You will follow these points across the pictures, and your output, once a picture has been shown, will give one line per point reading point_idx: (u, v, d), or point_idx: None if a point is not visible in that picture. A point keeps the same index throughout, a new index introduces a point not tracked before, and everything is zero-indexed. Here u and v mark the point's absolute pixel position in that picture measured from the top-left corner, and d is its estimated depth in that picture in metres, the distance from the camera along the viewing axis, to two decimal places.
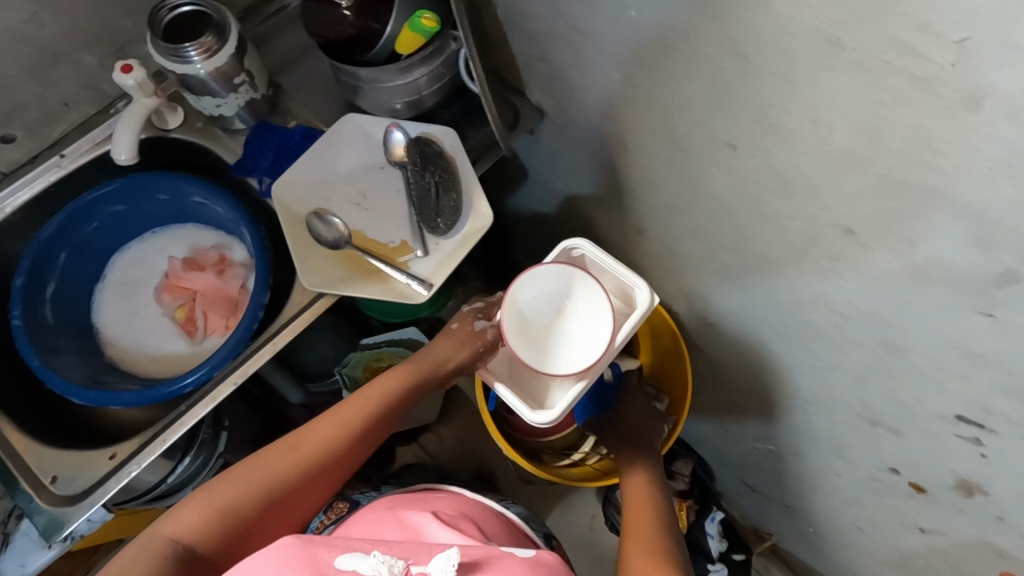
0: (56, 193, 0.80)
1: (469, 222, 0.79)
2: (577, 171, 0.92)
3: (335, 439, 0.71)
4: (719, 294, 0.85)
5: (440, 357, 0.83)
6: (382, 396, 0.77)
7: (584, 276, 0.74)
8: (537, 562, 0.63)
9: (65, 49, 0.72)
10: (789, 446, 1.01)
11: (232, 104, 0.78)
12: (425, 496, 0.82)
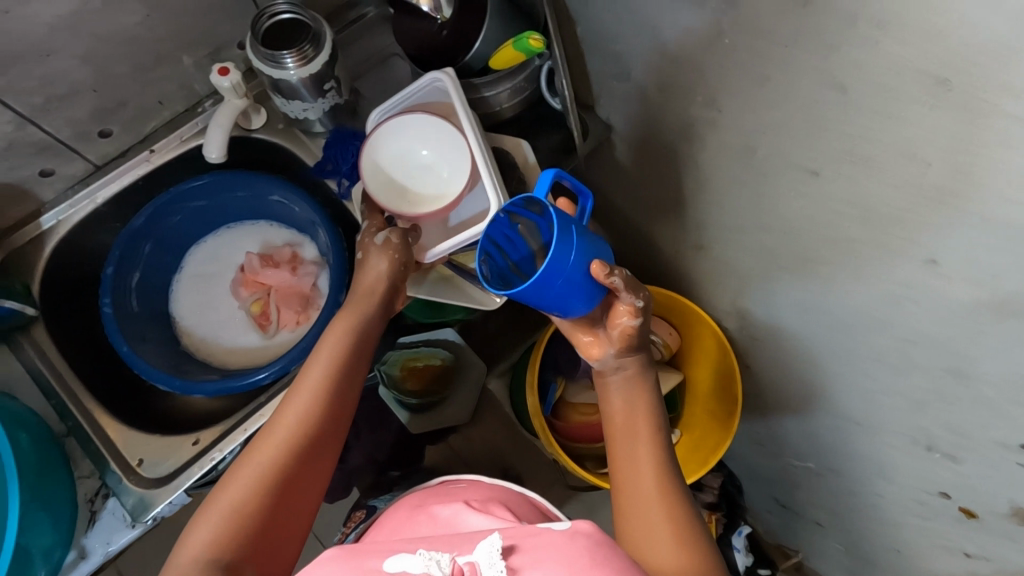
0: (143, 186, 0.83)
1: None
2: (639, 185, 0.94)
3: (306, 408, 0.60)
4: (776, 313, 0.87)
5: (376, 280, 0.69)
6: (338, 346, 0.65)
7: (426, 114, 0.73)
8: (576, 534, 0.51)
9: (168, 51, 0.75)
10: (831, 465, 1.02)
11: (316, 109, 0.81)
12: (450, 487, 0.76)
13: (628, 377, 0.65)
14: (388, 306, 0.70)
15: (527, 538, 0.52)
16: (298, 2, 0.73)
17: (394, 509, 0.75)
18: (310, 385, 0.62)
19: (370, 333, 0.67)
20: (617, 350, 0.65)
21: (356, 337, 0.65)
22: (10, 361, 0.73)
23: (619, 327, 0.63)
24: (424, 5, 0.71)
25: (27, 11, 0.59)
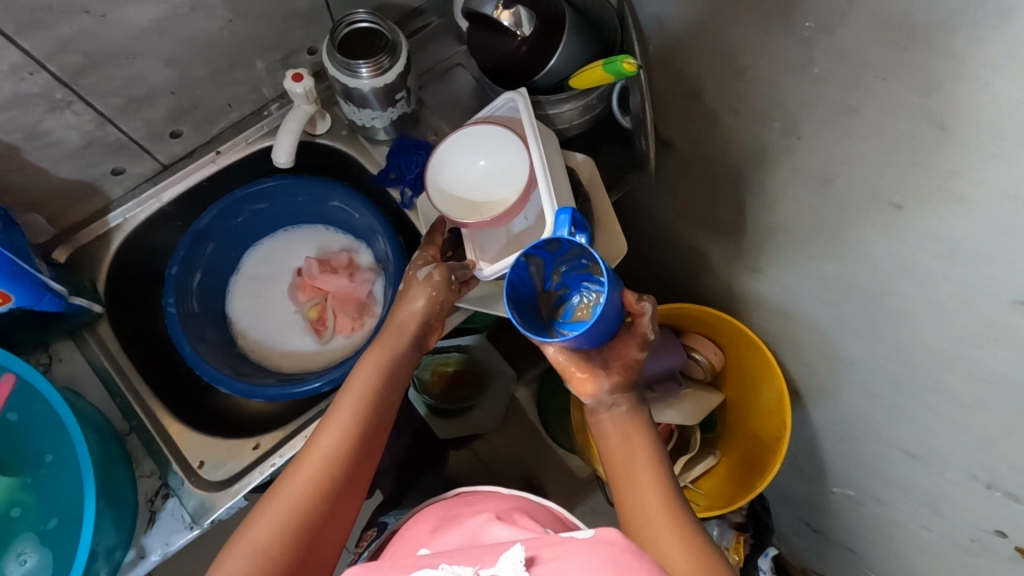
0: (208, 187, 0.83)
1: (604, 251, 0.80)
2: (695, 205, 0.93)
3: (338, 440, 0.63)
4: (828, 341, 0.86)
5: (409, 320, 0.70)
6: (371, 378, 0.67)
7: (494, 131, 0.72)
8: (600, 543, 0.54)
9: (244, 55, 0.75)
10: (873, 494, 1.01)
11: (384, 118, 0.81)
12: (473, 494, 0.74)
13: (624, 414, 0.68)
14: (422, 336, 0.71)
15: (549, 547, 0.54)
16: (377, 12, 0.73)
17: (420, 515, 0.73)
18: (341, 420, 0.64)
19: (402, 364, 0.69)
20: (611, 385, 0.67)
21: (388, 370, 0.68)
22: (75, 357, 0.74)
23: (624, 357, 0.67)
24: (505, 19, 0.70)
25: (125, 14, 0.60)
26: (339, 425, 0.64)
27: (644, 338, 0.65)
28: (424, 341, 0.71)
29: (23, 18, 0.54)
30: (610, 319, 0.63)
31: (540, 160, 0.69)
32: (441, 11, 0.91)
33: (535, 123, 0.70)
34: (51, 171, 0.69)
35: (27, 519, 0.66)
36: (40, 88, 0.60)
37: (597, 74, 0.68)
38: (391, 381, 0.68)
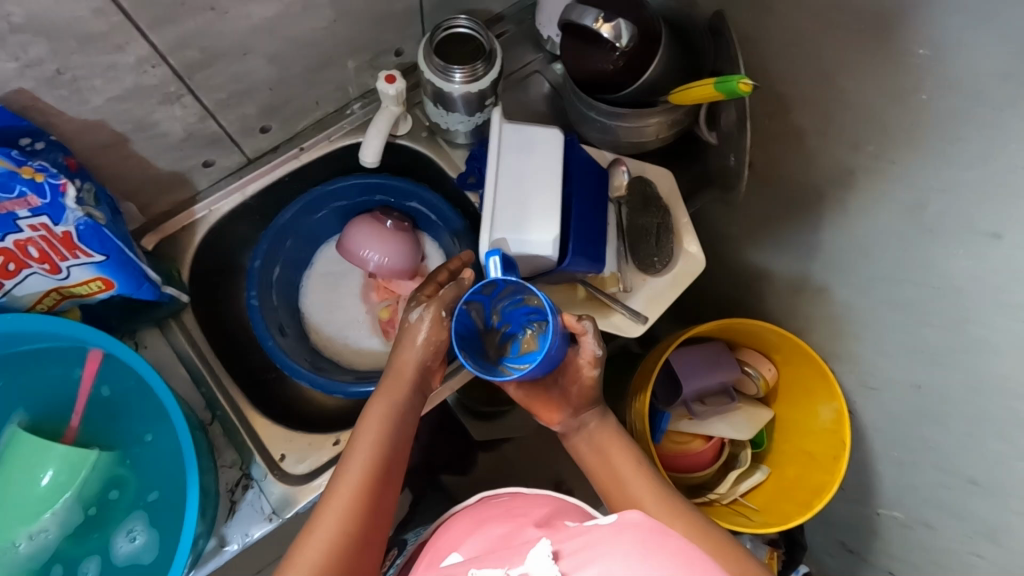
0: (287, 182, 0.84)
1: (681, 264, 0.80)
2: (764, 222, 0.94)
3: (349, 496, 0.57)
4: (889, 364, 0.86)
5: (411, 369, 0.65)
6: (380, 432, 0.62)
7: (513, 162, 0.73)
8: (627, 525, 0.44)
9: (339, 55, 0.76)
10: (918, 526, 0.99)
11: (469, 124, 0.82)
12: (495, 499, 0.66)
13: (593, 433, 0.68)
14: (424, 387, 0.67)
15: (574, 539, 0.46)
16: (478, 20, 0.75)
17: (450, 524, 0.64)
18: (352, 475, 0.58)
19: (408, 413, 0.64)
20: (575, 408, 0.67)
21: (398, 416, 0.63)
22: (160, 344, 0.75)
23: (581, 379, 0.66)
24: (605, 31, 0.71)
25: (246, 11, 0.60)
26: (354, 479, 0.58)
27: (592, 356, 0.64)
28: (426, 386, 0.67)
29: (159, 12, 0.54)
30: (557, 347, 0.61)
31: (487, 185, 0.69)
32: (520, 19, 0.92)
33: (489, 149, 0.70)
34: (150, 161, 0.70)
35: (129, 499, 0.67)
36: (157, 81, 0.61)
37: (706, 91, 0.64)
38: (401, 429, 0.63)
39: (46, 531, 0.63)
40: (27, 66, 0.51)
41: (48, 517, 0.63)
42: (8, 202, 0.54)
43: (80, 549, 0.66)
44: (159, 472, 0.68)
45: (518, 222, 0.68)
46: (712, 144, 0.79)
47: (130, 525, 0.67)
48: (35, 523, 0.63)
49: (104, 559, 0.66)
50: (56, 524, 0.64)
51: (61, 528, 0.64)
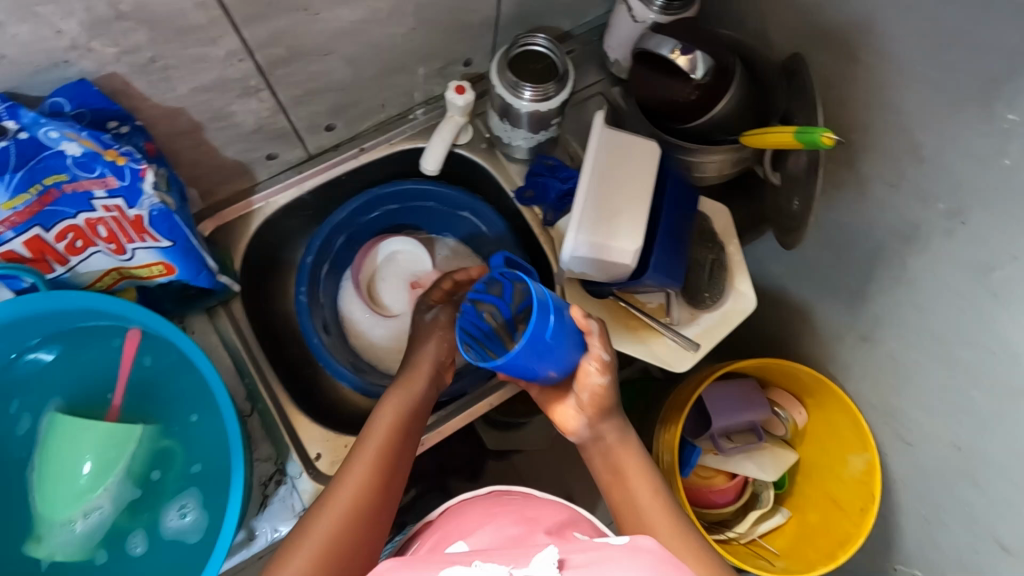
0: (344, 181, 0.85)
1: (731, 302, 0.79)
2: (816, 265, 0.93)
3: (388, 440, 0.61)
4: (925, 420, 0.85)
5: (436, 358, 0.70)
6: (391, 430, 0.62)
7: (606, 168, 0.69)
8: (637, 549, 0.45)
9: (412, 62, 0.76)
10: None
11: (532, 141, 0.82)
12: (507, 494, 0.63)
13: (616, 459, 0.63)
14: (435, 387, 0.69)
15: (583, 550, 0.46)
16: (555, 41, 0.75)
17: (462, 508, 0.61)
18: (358, 472, 0.57)
19: (419, 414, 0.66)
20: (589, 418, 0.63)
21: (409, 414, 0.64)
22: (208, 330, 0.75)
23: (590, 388, 0.61)
24: (681, 62, 0.70)
25: (334, 14, 0.61)
26: (362, 477, 0.57)
27: (601, 358, 0.60)
28: (440, 381, 0.70)
29: (255, 9, 0.55)
30: (556, 334, 0.55)
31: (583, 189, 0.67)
32: (586, 40, 0.93)
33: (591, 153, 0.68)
34: (218, 150, 0.70)
35: (174, 476, 0.68)
36: (240, 74, 0.61)
37: (785, 138, 0.64)
38: (411, 430, 0.63)
39: (99, 509, 0.63)
40: (124, 52, 0.51)
41: (100, 494, 0.63)
42: (88, 182, 0.55)
43: (130, 525, 0.66)
44: (201, 448, 0.68)
45: (605, 235, 0.66)
46: (775, 184, 0.78)
47: (179, 502, 0.67)
48: (89, 502, 0.62)
49: (154, 533, 0.66)
50: (110, 499, 0.63)
51: (115, 505, 0.64)
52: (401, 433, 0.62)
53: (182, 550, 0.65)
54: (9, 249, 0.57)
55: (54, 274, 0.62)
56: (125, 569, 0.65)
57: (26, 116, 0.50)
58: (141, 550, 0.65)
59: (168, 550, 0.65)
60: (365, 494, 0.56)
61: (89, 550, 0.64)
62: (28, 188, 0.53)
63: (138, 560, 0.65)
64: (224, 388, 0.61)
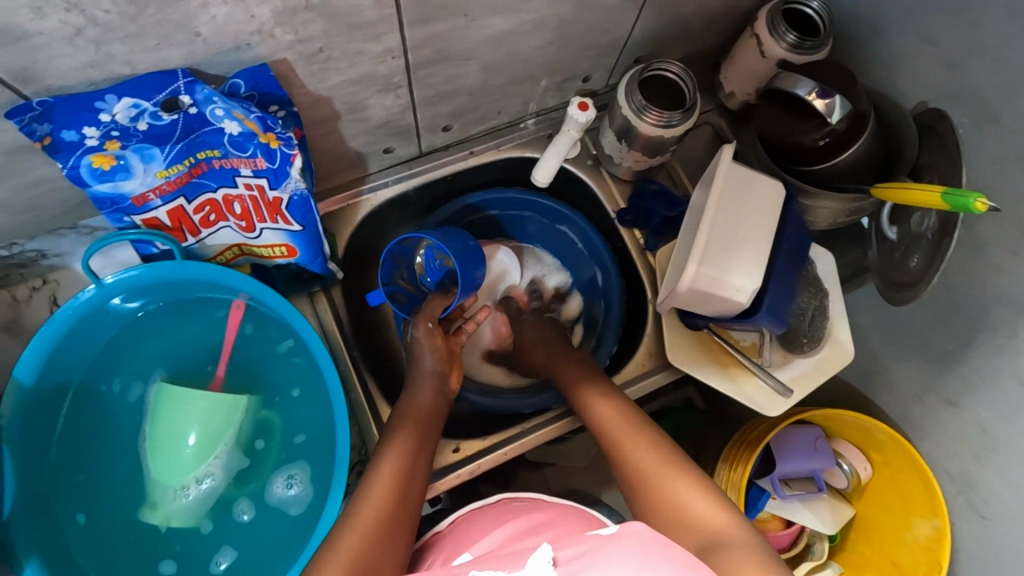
0: (448, 181, 0.85)
1: (828, 351, 0.78)
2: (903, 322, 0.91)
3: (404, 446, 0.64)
4: (1001, 499, 0.82)
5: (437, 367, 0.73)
6: (402, 455, 0.63)
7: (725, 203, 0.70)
8: (624, 537, 0.47)
9: (538, 73, 0.76)
10: None
11: (642, 164, 0.81)
12: (516, 500, 0.64)
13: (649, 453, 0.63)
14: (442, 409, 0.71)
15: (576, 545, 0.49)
16: (688, 69, 0.74)
17: (471, 517, 0.62)
18: (377, 490, 0.59)
19: (427, 436, 0.67)
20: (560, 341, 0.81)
21: (421, 422, 0.67)
22: (307, 312, 0.77)
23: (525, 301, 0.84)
24: (817, 105, 0.69)
25: (488, 22, 0.62)
26: (381, 492, 0.59)
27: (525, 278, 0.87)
28: (446, 390, 0.73)
29: (421, 12, 0.56)
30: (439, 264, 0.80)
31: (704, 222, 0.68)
32: (701, 68, 0.92)
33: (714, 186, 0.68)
34: (345, 140, 0.71)
35: (275, 447, 0.69)
36: (387, 71, 0.62)
37: (930, 199, 0.62)
38: (422, 451, 0.65)
39: (212, 476, 0.65)
40: (299, 41, 0.53)
41: (213, 461, 0.65)
42: (238, 160, 0.57)
43: (237, 493, 0.67)
44: (303, 421, 0.69)
45: (719, 271, 0.67)
46: (890, 238, 0.79)
47: (282, 472, 0.68)
48: (201, 468, 0.65)
49: (260, 500, 0.67)
50: (222, 466, 0.65)
51: (226, 473, 0.66)
52: (412, 453, 0.63)
53: (287, 517, 0.67)
54: (153, 216, 0.58)
55: (186, 244, 0.63)
56: (233, 535, 0.67)
57: (201, 92, 0.51)
58: (249, 517, 0.67)
59: (274, 516, 0.67)
60: (387, 510, 0.58)
61: (202, 516, 0.66)
62: (183, 160, 0.55)
63: (246, 526, 0.67)
64: (332, 367, 0.63)
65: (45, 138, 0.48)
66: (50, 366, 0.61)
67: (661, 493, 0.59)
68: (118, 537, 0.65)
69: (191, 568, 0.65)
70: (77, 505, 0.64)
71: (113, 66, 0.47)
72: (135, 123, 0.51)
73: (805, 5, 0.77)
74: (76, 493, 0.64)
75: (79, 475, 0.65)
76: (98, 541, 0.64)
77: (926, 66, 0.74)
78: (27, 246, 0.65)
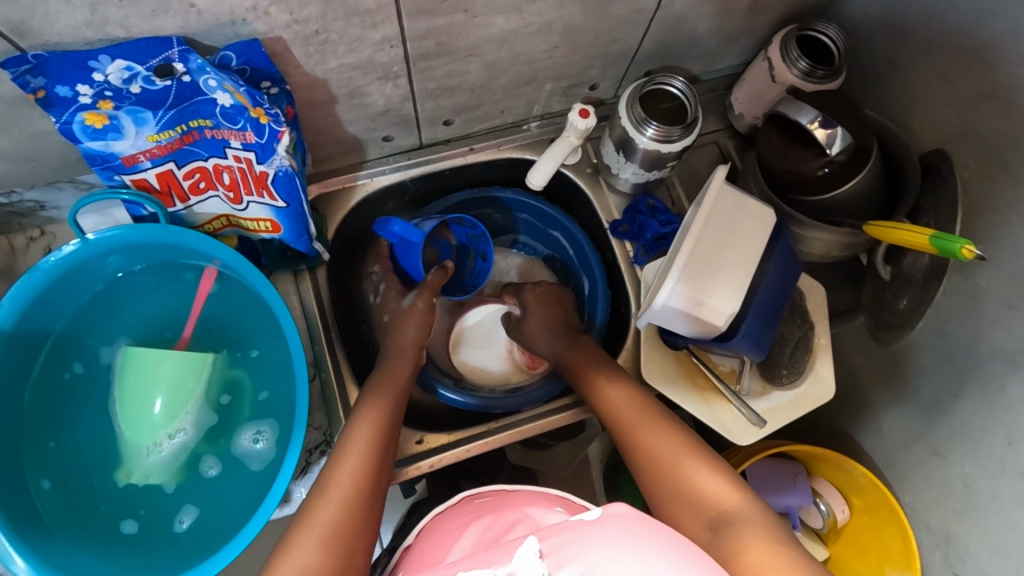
0: (446, 175, 0.86)
1: (809, 387, 0.76)
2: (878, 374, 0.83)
3: (374, 435, 0.61)
4: None
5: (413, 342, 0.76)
6: (375, 430, 0.61)
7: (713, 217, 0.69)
8: (610, 519, 0.44)
9: (543, 77, 0.76)
10: None
11: (640, 177, 0.80)
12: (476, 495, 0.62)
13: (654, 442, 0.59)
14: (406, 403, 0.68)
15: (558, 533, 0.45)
16: (692, 87, 0.74)
17: (440, 524, 0.60)
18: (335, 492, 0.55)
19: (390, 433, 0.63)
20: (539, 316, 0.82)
21: (393, 407, 0.65)
22: (290, 290, 0.78)
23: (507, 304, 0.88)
24: (818, 135, 0.68)
25: (490, 21, 0.62)
26: (340, 489, 0.55)
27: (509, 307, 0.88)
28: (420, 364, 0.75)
29: (421, 4, 0.56)
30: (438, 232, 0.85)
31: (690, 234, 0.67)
32: (715, 87, 0.91)
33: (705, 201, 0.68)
34: (344, 124, 0.72)
35: (241, 407, 0.70)
36: (386, 60, 0.63)
37: (914, 239, 0.65)
38: (387, 450, 0.61)
39: (182, 433, 0.67)
40: (295, 21, 0.53)
41: (183, 417, 0.66)
42: (229, 132, 0.58)
43: (204, 451, 0.68)
44: (270, 381, 0.71)
45: (702, 289, 0.67)
46: (883, 278, 0.81)
47: (248, 429, 0.69)
48: (173, 424, 0.66)
49: (227, 456, 0.69)
50: (191, 423, 0.67)
51: (196, 430, 0.68)
52: (377, 448, 0.60)
53: (253, 470, 0.68)
54: (142, 177, 0.59)
55: (174, 209, 0.65)
56: (202, 491, 0.68)
57: (194, 62, 0.52)
58: (215, 473, 0.68)
59: (240, 473, 0.69)
60: (353, 498, 0.55)
61: (169, 476, 0.67)
62: (175, 127, 0.56)
63: (214, 482, 0.68)
64: (295, 332, 0.64)
65: (39, 92, 0.50)
66: (20, 330, 0.63)
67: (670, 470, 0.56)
68: (85, 486, 0.66)
69: (159, 525, 0.67)
70: (47, 472, 0.65)
71: (109, 27, 0.49)
72: (128, 85, 0.52)
73: (822, 32, 0.75)
74: (45, 459, 0.66)
75: (55, 421, 0.67)
76: (68, 506, 0.65)
77: (940, 107, 0.72)
78: (25, 196, 0.67)
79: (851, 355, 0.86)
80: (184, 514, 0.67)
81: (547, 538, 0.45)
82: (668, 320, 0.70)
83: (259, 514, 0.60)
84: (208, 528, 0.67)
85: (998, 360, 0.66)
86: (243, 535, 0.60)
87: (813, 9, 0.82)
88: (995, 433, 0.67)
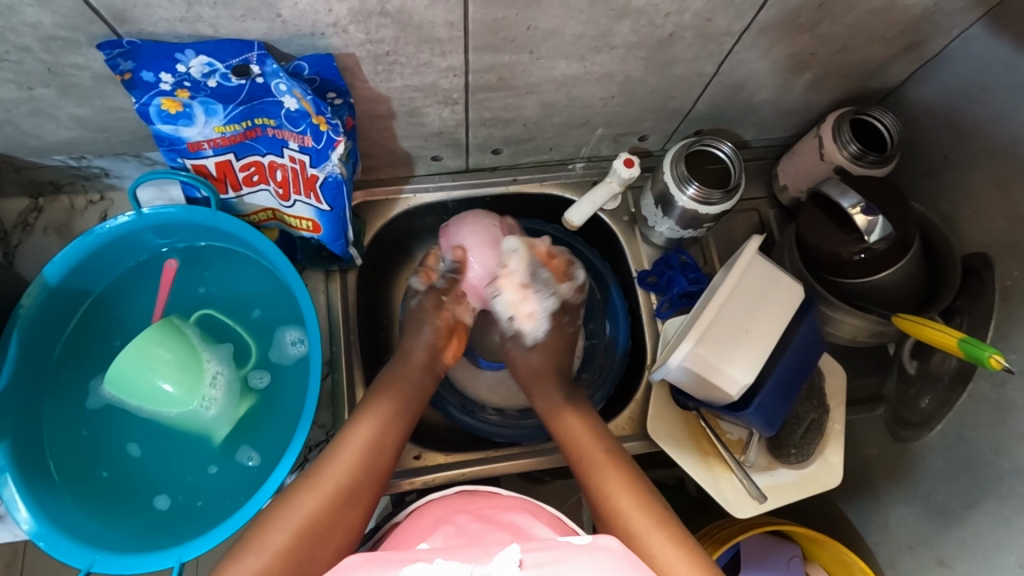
0: (488, 203, 0.88)
1: (815, 471, 0.74)
2: (881, 470, 0.81)
3: (364, 446, 0.65)
4: None
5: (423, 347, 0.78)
6: (365, 440, 0.66)
7: (744, 276, 0.69)
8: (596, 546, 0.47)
9: (596, 122, 0.78)
10: None
11: (675, 233, 0.81)
12: (473, 491, 0.62)
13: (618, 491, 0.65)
14: (407, 415, 0.71)
15: (543, 551, 0.47)
16: (738, 153, 0.76)
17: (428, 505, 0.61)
18: (299, 513, 0.59)
19: (384, 452, 0.66)
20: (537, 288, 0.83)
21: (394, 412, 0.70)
22: (320, 288, 0.80)
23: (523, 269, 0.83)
24: (858, 220, 0.68)
25: (552, 64, 0.65)
26: (302, 512, 0.59)
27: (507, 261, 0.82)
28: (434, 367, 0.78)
29: (488, 40, 0.59)
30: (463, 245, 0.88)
31: (717, 296, 0.68)
32: (763, 155, 0.91)
33: (738, 262, 0.69)
34: (398, 139, 0.75)
35: (236, 328, 0.72)
36: (448, 86, 0.66)
37: (941, 339, 0.64)
38: (367, 477, 0.64)
39: (220, 376, 0.67)
40: (369, 41, 0.56)
41: (209, 363, 0.66)
42: (289, 133, 0.61)
43: (244, 372, 0.71)
44: (280, 313, 0.74)
45: (718, 357, 0.67)
46: (908, 372, 0.81)
47: (288, 330, 0.73)
48: (205, 372, 0.65)
49: (269, 363, 0.72)
50: (219, 363, 0.67)
51: (226, 365, 0.68)
52: (356, 473, 0.63)
53: (296, 373, 0.71)
54: (202, 163, 0.63)
55: (225, 197, 0.68)
56: (256, 431, 0.70)
57: (270, 66, 0.55)
58: (264, 384, 0.71)
59: (272, 409, 0.70)
60: (324, 509, 0.60)
61: (231, 420, 0.68)
62: (241, 121, 0.60)
63: (265, 394, 0.71)
64: (315, 321, 0.65)
65: (126, 74, 0.54)
66: (56, 294, 0.68)
67: (640, 550, 0.60)
68: (133, 490, 0.68)
69: (229, 479, 0.68)
70: (89, 499, 0.66)
71: (200, 25, 0.52)
72: (206, 79, 0.56)
73: (879, 118, 0.75)
74: (102, 491, 0.67)
75: (101, 432, 0.69)
76: (105, 502, 0.66)
77: (988, 212, 0.71)
78: (94, 162, 0.72)
79: (864, 446, 0.83)
80: (249, 451, 0.69)
81: (531, 550, 0.47)
82: (681, 380, 0.70)
83: (249, 504, 0.59)
84: (275, 455, 0.68)
85: (1018, 478, 0.64)
86: (247, 507, 0.59)
87: (872, 95, 0.82)
88: (1006, 554, 0.64)
